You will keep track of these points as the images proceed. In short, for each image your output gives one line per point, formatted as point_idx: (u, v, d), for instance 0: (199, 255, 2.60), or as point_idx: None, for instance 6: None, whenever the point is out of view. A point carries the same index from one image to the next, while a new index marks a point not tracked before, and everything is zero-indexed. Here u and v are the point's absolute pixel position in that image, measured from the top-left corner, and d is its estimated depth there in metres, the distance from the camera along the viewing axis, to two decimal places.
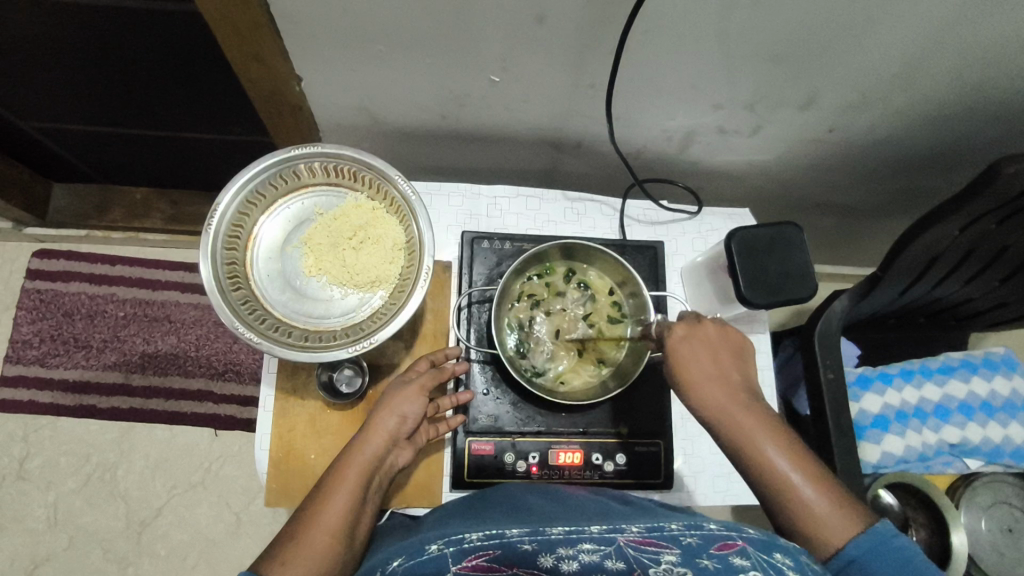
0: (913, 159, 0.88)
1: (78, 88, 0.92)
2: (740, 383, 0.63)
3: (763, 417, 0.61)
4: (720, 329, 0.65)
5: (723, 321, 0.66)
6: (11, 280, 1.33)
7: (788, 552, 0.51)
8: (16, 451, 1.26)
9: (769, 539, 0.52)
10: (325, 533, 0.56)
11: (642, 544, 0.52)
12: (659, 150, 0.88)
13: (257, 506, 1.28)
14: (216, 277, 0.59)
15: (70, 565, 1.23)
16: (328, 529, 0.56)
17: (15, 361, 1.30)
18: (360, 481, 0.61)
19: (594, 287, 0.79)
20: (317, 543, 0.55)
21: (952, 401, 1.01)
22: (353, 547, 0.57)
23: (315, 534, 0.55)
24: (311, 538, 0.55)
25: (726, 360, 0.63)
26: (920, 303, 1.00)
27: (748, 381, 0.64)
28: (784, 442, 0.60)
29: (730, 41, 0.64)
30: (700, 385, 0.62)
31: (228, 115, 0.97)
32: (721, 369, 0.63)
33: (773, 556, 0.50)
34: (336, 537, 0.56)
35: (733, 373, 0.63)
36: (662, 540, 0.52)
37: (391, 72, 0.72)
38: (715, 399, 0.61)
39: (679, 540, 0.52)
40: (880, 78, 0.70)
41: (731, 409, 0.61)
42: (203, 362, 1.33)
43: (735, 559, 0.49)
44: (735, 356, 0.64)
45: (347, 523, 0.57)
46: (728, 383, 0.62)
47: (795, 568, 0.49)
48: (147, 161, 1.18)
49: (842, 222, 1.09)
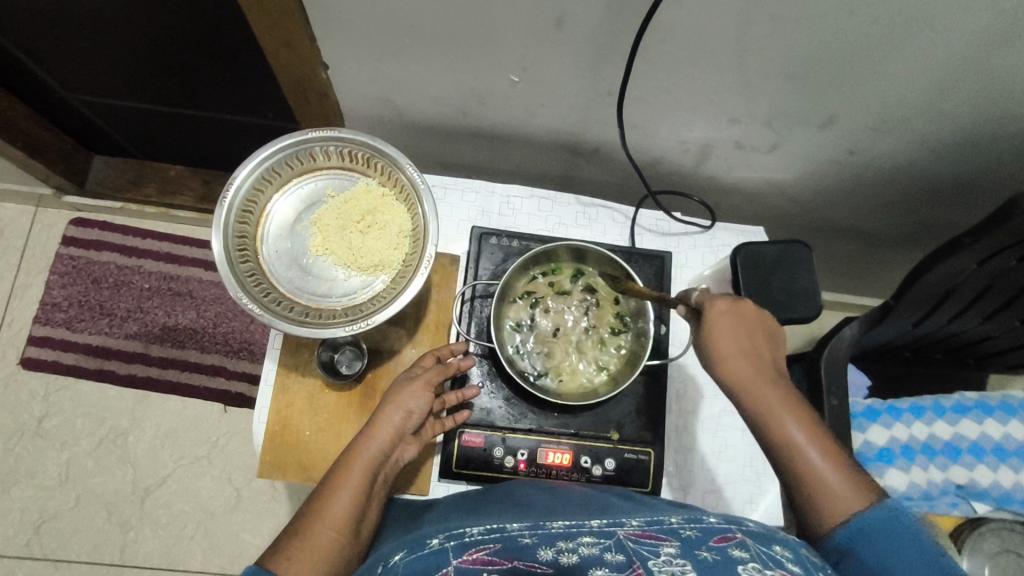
0: (936, 189, 0.86)
1: (122, 63, 0.96)
2: (770, 363, 0.62)
3: (787, 396, 0.60)
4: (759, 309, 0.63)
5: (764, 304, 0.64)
6: (47, 245, 1.39)
7: (787, 545, 0.52)
8: (36, 409, 1.31)
9: (767, 533, 0.53)
10: (330, 530, 0.57)
11: (642, 537, 0.52)
12: (676, 161, 0.88)
13: (258, 484, 1.31)
14: (226, 248, 0.61)
15: (76, 524, 1.27)
16: (333, 525, 0.58)
17: (43, 323, 1.35)
18: (364, 477, 0.62)
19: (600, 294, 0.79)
20: (324, 539, 0.57)
21: (963, 440, 0.98)
22: (357, 541, 0.59)
23: (321, 531, 0.57)
24: (316, 533, 0.57)
25: (761, 340, 0.62)
26: (935, 336, 0.98)
27: (777, 361, 0.63)
28: (805, 419, 0.60)
29: (747, 56, 0.64)
30: (731, 357, 0.61)
31: (259, 98, 1.00)
32: (754, 345, 0.62)
33: (772, 549, 0.50)
34: (340, 533, 0.58)
35: (764, 351, 0.62)
36: (661, 534, 0.52)
37: (415, 66, 0.74)
38: (745, 374, 0.60)
39: (679, 532, 0.52)
40: (901, 103, 0.70)
41: (758, 384, 0.60)
42: (219, 339, 1.37)
43: (734, 551, 0.49)
44: (768, 335, 0.63)
45: (352, 518, 0.59)
46: (759, 360, 0.61)
47: (794, 560, 0.49)
48: (182, 139, 1.23)
49: (861, 249, 1.08)
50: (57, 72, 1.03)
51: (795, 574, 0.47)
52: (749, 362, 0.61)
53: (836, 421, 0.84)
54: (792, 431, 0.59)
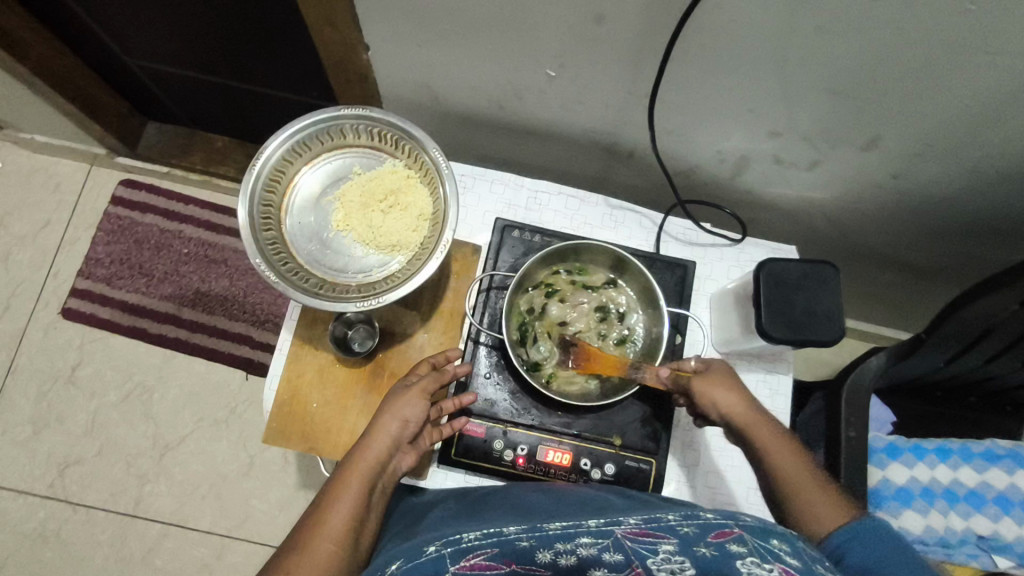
0: (985, 224, 0.82)
1: (179, 31, 0.99)
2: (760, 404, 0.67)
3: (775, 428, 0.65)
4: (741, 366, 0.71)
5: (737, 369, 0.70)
6: (97, 203, 1.45)
7: (786, 538, 0.50)
8: (71, 357, 1.37)
9: (765, 525, 0.51)
10: (329, 540, 0.56)
11: (640, 536, 0.51)
12: (711, 171, 0.86)
13: (270, 453, 1.34)
14: (250, 215, 0.62)
15: (96, 471, 1.32)
16: (332, 537, 0.57)
17: (86, 276, 1.41)
18: (362, 486, 0.62)
19: (620, 304, 0.79)
20: (320, 550, 0.55)
21: (990, 489, 0.93)
22: (357, 551, 0.58)
23: (320, 541, 0.56)
24: (315, 544, 0.56)
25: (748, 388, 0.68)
26: (969, 377, 0.93)
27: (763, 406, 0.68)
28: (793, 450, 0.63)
29: (789, 68, 0.63)
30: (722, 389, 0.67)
31: (306, 73, 1.02)
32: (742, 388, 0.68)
33: (770, 542, 0.48)
34: (340, 544, 0.57)
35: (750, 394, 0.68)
36: (659, 531, 0.51)
37: (454, 54, 0.74)
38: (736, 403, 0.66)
39: (676, 530, 0.51)
40: (950, 129, 0.67)
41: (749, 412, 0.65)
42: (248, 309, 1.40)
43: (732, 546, 0.48)
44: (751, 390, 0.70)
45: (351, 528, 0.58)
46: (749, 399, 0.67)
47: (792, 552, 0.48)
48: (231, 112, 1.26)
49: (899, 280, 1.04)
50: (119, 36, 1.07)
51: (795, 568, 0.46)
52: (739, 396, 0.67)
53: (852, 455, 0.81)
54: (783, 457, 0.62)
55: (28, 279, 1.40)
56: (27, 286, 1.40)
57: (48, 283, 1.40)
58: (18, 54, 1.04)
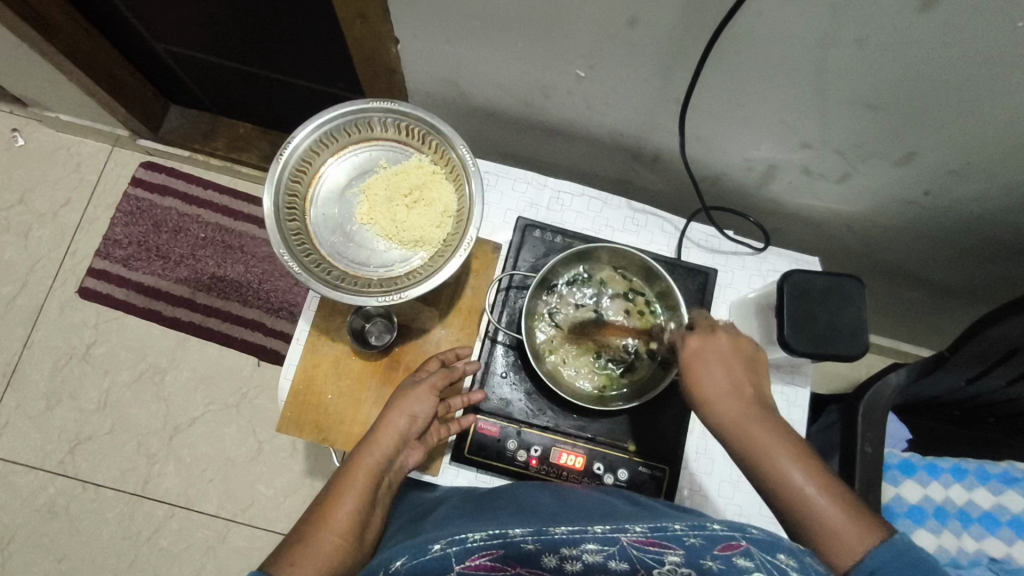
0: (1017, 245, 0.81)
1: (209, 16, 0.99)
2: (756, 400, 0.60)
3: (777, 432, 0.57)
4: (733, 340, 0.63)
5: (737, 333, 0.64)
6: (118, 184, 1.46)
7: (796, 553, 0.49)
8: (87, 336, 1.38)
9: (774, 536, 0.49)
10: (334, 534, 0.58)
11: (645, 545, 0.51)
12: (737, 179, 0.85)
13: (279, 440, 1.35)
14: (275, 205, 0.62)
15: (106, 450, 1.33)
16: (337, 530, 0.58)
17: (104, 257, 1.42)
18: (369, 481, 0.63)
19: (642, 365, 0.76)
20: (327, 543, 0.57)
21: (1004, 512, 0.92)
22: (364, 545, 0.60)
23: (326, 534, 0.58)
24: (321, 537, 0.57)
25: (740, 375, 0.61)
26: (990, 398, 0.92)
27: (762, 395, 0.60)
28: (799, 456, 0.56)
29: (825, 78, 0.62)
30: (713, 398, 0.59)
31: (333, 63, 1.02)
32: (736, 383, 0.60)
33: (778, 558, 0.47)
34: (344, 537, 0.58)
35: (747, 387, 0.60)
36: (665, 540, 0.50)
37: (485, 52, 0.74)
38: (731, 412, 0.58)
39: (681, 539, 0.50)
40: (987, 146, 0.65)
41: (749, 423, 0.57)
42: (263, 296, 1.41)
43: (739, 561, 0.48)
44: (752, 371, 0.62)
45: (357, 521, 0.60)
46: (743, 398, 0.59)
47: (800, 569, 0.47)
48: (255, 100, 1.27)
49: (921, 298, 1.02)
50: (148, 20, 1.07)
51: None
52: (732, 399, 0.59)
53: (866, 471, 0.80)
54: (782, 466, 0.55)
55: (46, 257, 1.41)
56: (46, 264, 1.41)
57: (65, 262, 1.41)
58: (48, 33, 1.05)
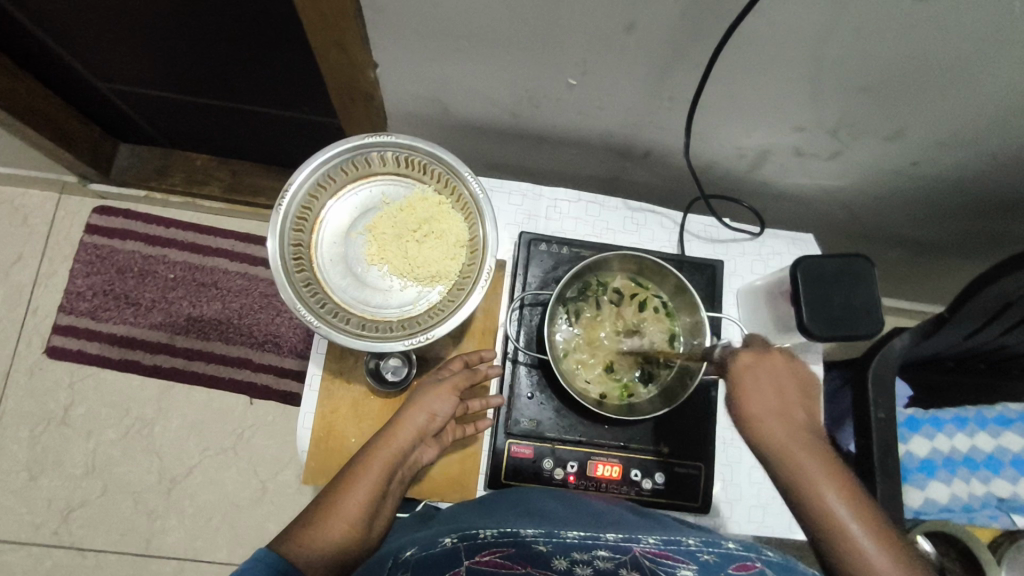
0: (999, 200, 0.84)
1: (159, 56, 0.92)
2: (804, 423, 0.64)
3: (822, 455, 0.62)
4: (788, 362, 0.67)
5: (792, 356, 0.68)
6: (71, 233, 1.37)
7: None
8: (62, 398, 1.31)
9: (786, 563, 0.53)
10: (344, 522, 0.59)
11: (660, 557, 0.53)
12: (729, 166, 0.85)
13: (285, 477, 1.31)
14: (283, 257, 0.59)
15: (101, 513, 1.27)
16: (347, 518, 0.60)
17: (68, 311, 1.34)
18: (383, 474, 0.64)
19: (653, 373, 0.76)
20: (335, 530, 0.59)
21: (1006, 453, 0.97)
22: (370, 536, 0.61)
23: (334, 521, 0.59)
24: (330, 524, 0.59)
25: (791, 396, 0.65)
26: (984, 348, 0.95)
27: (811, 419, 0.65)
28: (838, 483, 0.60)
29: (822, 67, 0.62)
30: (761, 416, 0.63)
31: (293, 92, 0.96)
32: (786, 403, 0.65)
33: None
34: (352, 526, 0.60)
35: (796, 409, 0.65)
36: (679, 555, 0.53)
37: (472, 69, 0.71)
38: (778, 430, 0.63)
39: (697, 556, 0.53)
40: (974, 118, 0.67)
41: (794, 442, 0.62)
42: (245, 331, 1.35)
43: None
44: (802, 396, 0.66)
45: (367, 510, 0.61)
46: (791, 419, 0.64)
47: None
48: (212, 131, 1.20)
49: (907, 256, 1.06)
50: (91, 62, 0.99)
51: None
52: (780, 419, 0.64)
53: (883, 436, 0.81)
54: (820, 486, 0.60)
55: (6, 319, 1.33)
56: (6, 327, 1.32)
57: (27, 321, 1.33)
58: None
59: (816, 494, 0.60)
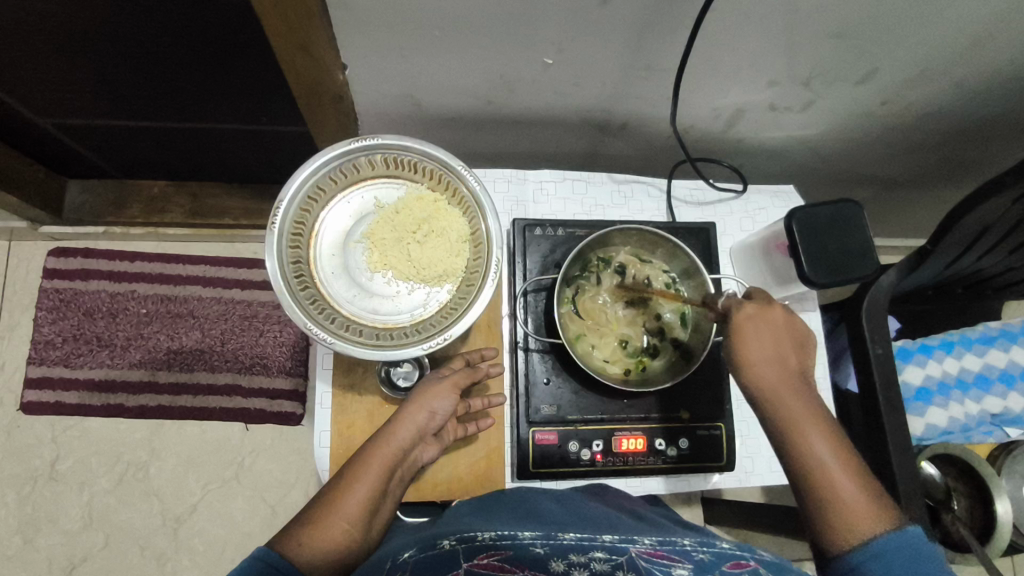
0: (964, 128, 0.86)
1: (103, 85, 0.87)
2: (797, 371, 0.63)
3: (810, 405, 0.62)
4: (788, 316, 0.64)
5: (792, 309, 0.65)
6: (29, 281, 1.30)
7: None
8: (47, 453, 1.25)
9: (778, 565, 0.53)
10: (343, 520, 0.58)
11: (654, 557, 0.52)
12: (705, 127, 0.86)
13: (292, 498, 1.28)
14: (285, 275, 0.58)
15: (107, 564, 1.23)
16: (347, 517, 0.58)
17: (38, 362, 1.27)
18: (384, 472, 0.63)
19: (661, 350, 0.77)
20: (334, 529, 0.57)
21: (993, 370, 1.01)
22: (370, 534, 0.60)
23: (334, 520, 0.58)
24: (329, 522, 0.58)
25: (786, 346, 0.63)
26: (962, 274, 0.99)
27: (802, 370, 0.64)
28: (828, 436, 0.61)
29: (796, 18, 0.63)
30: (757, 365, 0.62)
31: (252, 106, 0.92)
32: (781, 352, 0.63)
33: None
34: (353, 523, 0.59)
35: (791, 357, 0.63)
36: (674, 555, 0.53)
37: (445, 60, 0.70)
38: (771, 377, 0.62)
39: (692, 555, 0.53)
40: (939, 52, 0.69)
41: (783, 391, 0.62)
42: (229, 357, 1.31)
43: None
44: (798, 347, 0.64)
45: (368, 510, 0.60)
46: (785, 367, 0.63)
47: None
48: (168, 156, 1.15)
49: (879, 194, 1.09)
50: (30, 99, 0.93)
51: None
52: (774, 368, 0.63)
53: (883, 371, 0.84)
54: (807, 435, 0.61)
55: None
56: None
57: None
58: None
59: (805, 441, 0.61)
